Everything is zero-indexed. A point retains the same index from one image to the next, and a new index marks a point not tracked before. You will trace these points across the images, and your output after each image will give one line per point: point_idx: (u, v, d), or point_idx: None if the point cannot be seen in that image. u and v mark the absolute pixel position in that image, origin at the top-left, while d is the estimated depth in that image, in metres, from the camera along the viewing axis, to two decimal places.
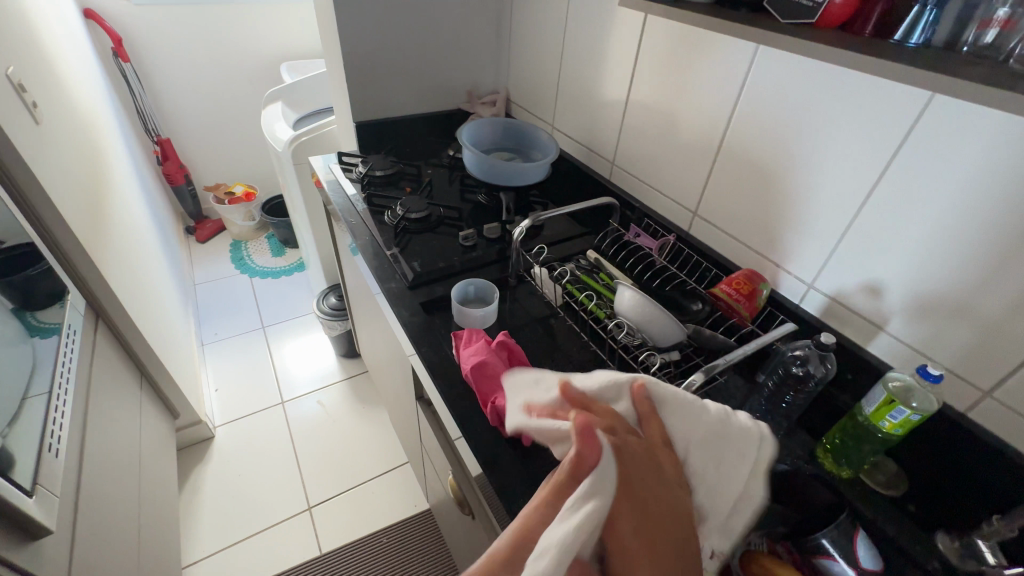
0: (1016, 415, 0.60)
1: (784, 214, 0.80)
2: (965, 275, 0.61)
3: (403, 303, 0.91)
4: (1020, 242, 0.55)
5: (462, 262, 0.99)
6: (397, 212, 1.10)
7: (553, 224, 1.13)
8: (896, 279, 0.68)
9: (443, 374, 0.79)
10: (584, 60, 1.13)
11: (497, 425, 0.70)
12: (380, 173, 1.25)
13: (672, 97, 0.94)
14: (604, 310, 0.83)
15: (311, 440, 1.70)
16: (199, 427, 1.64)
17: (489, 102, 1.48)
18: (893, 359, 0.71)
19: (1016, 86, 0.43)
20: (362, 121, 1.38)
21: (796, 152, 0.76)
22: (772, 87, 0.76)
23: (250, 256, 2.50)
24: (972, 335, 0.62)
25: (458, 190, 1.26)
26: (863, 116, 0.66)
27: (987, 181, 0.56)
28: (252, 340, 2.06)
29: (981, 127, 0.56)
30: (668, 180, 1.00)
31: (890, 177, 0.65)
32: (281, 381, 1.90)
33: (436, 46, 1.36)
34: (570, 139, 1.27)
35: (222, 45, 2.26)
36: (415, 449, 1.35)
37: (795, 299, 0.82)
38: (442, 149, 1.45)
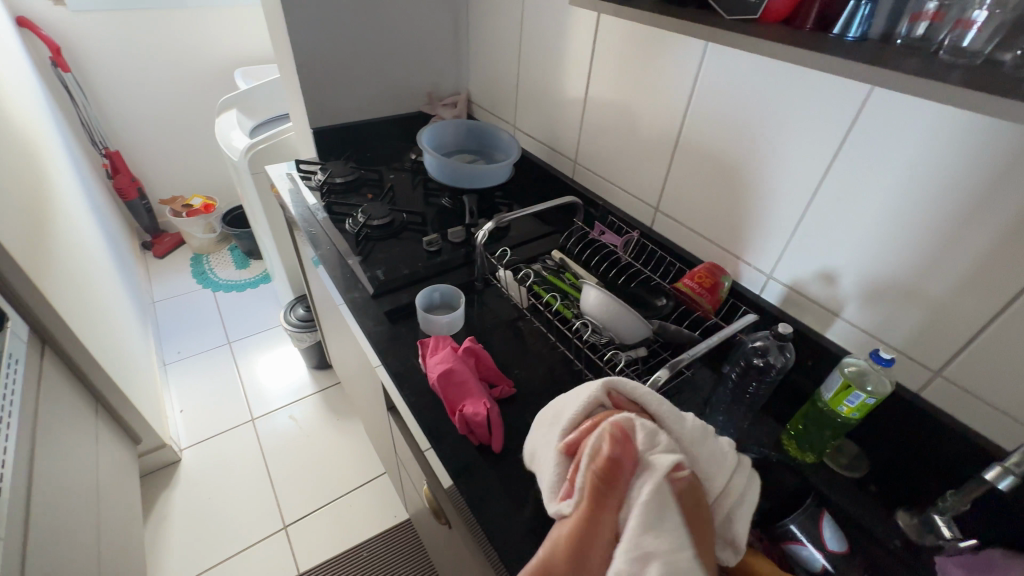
0: (964, 392, 0.62)
1: (741, 207, 0.82)
2: (912, 259, 0.63)
3: (368, 313, 0.89)
4: (961, 226, 0.57)
5: (427, 268, 0.97)
6: (359, 219, 1.08)
7: (519, 225, 1.13)
8: (849, 266, 0.70)
9: (411, 383, 0.77)
10: (542, 59, 1.13)
11: (466, 434, 0.69)
12: (339, 180, 1.23)
13: (629, 94, 0.94)
14: (571, 310, 0.83)
15: (285, 456, 1.66)
16: (164, 451, 1.57)
17: (450, 104, 1.47)
18: (849, 343, 0.73)
19: (946, 78, 0.45)
20: (320, 128, 1.34)
21: (749, 146, 0.77)
22: (723, 83, 0.77)
23: (212, 269, 2.41)
24: (921, 318, 0.64)
25: (422, 195, 1.24)
26: (810, 109, 0.67)
27: (927, 168, 0.58)
28: (218, 356, 1.99)
29: (918, 116, 0.57)
30: (629, 177, 1.01)
31: (838, 167, 0.67)
32: (251, 397, 1.84)
33: (392, 48, 1.34)
34: (532, 139, 1.27)
35: (170, 51, 2.17)
36: (391, 459, 1.32)
37: (756, 290, 0.84)
38: (405, 153, 1.43)
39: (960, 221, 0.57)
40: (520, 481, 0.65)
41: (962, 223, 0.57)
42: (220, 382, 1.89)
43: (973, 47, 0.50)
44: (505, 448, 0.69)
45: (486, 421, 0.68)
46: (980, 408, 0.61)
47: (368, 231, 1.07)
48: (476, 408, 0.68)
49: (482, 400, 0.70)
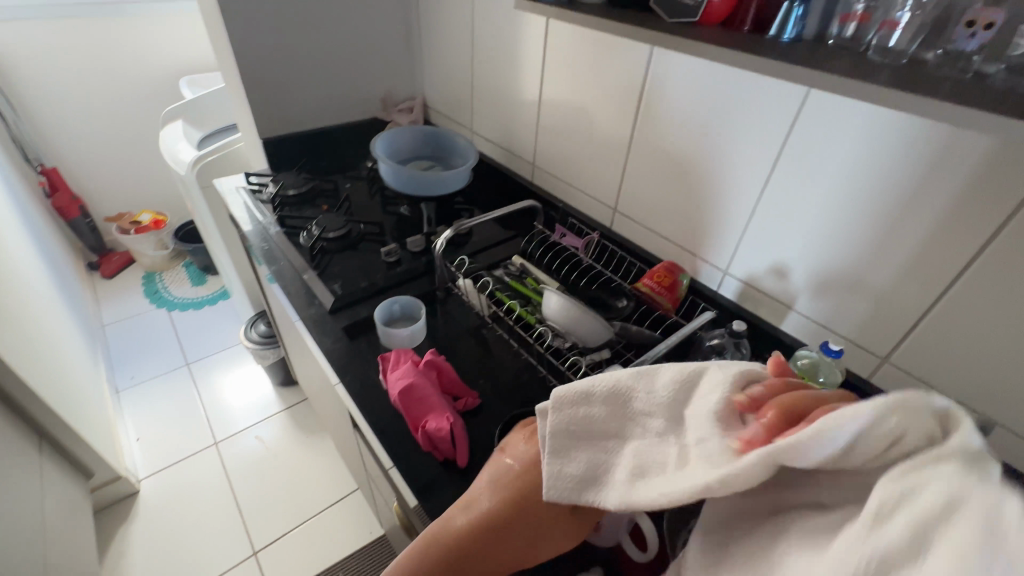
0: (911, 376, 0.65)
1: (695, 205, 0.82)
2: (857, 252, 0.65)
3: (325, 330, 0.86)
4: (898, 219, 0.59)
5: (386, 280, 0.95)
6: (314, 232, 1.05)
7: (480, 231, 1.12)
8: (799, 261, 0.71)
9: (373, 401, 0.75)
10: (495, 62, 1.12)
11: (430, 450, 0.68)
12: (292, 192, 1.19)
13: (581, 96, 0.95)
14: (534, 315, 0.82)
15: (252, 479, 1.59)
16: (120, 483, 1.49)
17: (406, 109, 1.44)
18: (804, 335, 0.75)
19: (875, 78, 0.46)
20: (270, 138, 1.29)
21: (699, 145, 0.78)
22: (670, 86, 0.78)
23: (165, 288, 2.31)
24: (868, 308, 0.66)
25: (380, 204, 1.21)
26: (753, 110, 0.69)
27: (864, 164, 0.60)
28: (175, 379, 1.90)
29: (854, 114, 0.59)
30: (587, 179, 1.01)
31: (783, 166, 0.68)
32: (212, 420, 1.76)
33: (342, 54, 1.30)
34: (490, 143, 1.26)
35: (108, 61, 2.06)
36: (362, 476, 1.29)
37: (714, 286, 0.85)
38: (361, 161, 1.39)
39: (897, 214, 0.59)
40: None
41: (900, 215, 0.59)
42: (179, 406, 1.80)
43: (898, 48, 0.53)
44: (470, 462, 0.68)
45: (449, 435, 0.67)
46: (927, 392, 0.64)
47: (323, 244, 1.04)
48: (439, 423, 0.68)
49: (445, 413, 0.69)
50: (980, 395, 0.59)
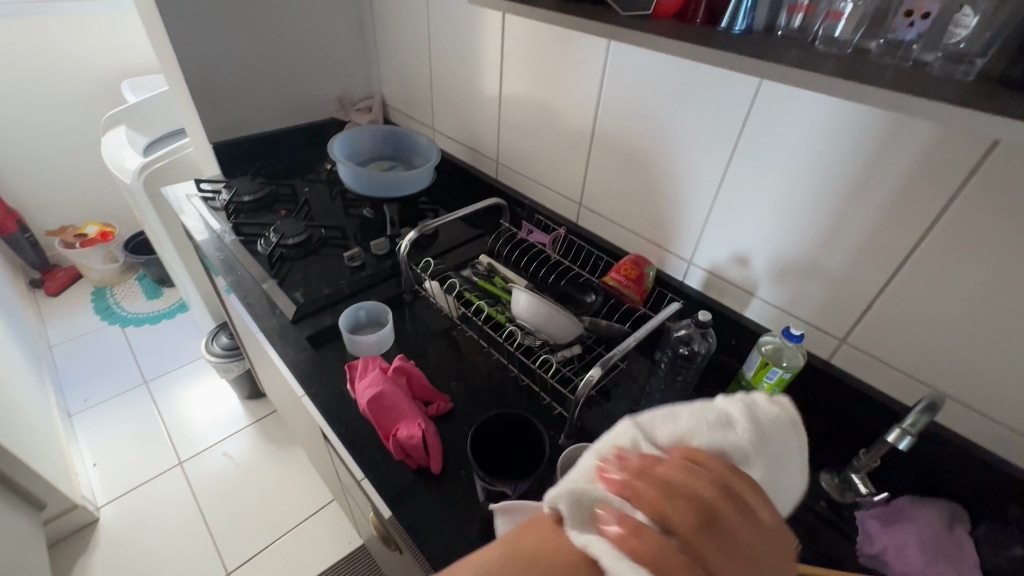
0: (867, 355, 0.67)
1: (658, 198, 0.83)
2: (812, 238, 0.66)
3: (288, 340, 0.83)
4: (849, 205, 0.61)
5: (350, 285, 0.93)
6: (272, 239, 1.01)
7: (446, 231, 1.10)
8: (759, 249, 0.73)
9: (341, 412, 0.73)
10: (452, 59, 1.11)
11: (403, 458, 0.66)
12: (247, 198, 1.14)
13: (541, 91, 0.94)
14: (504, 314, 0.81)
15: (222, 497, 1.53)
16: (77, 512, 1.40)
17: (364, 109, 1.40)
18: (767, 321, 0.77)
19: (822, 67, 0.47)
20: (221, 142, 1.24)
21: (658, 138, 0.79)
22: (627, 80, 0.79)
23: (118, 303, 2.19)
24: (824, 292, 0.68)
25: (341, 207, 1.18)
26: (709, 103, 0.70)
27: (815, 154, 0.62)
28: (133, 398, 1.81)
29: (803, 106, 0.61)
30: (551, 175, 1.01)
31: (739, 157, 0.70)
32: (176, 438, 1.68)
33: (293, 53, 1.26)
34: (452, 141, 1.24)
35: (40, 64, 1.93)
36: (337, 487, 1.26)
37: (680, 277, 0.86)
38: (320, 164, 1.35)
39: (848, 200, 0.61)
40: (463, 501, 0.64)
41: (851, 202, 0.61)
42: (139, 426, 1.72)
43: (842, 37, 0.54)
44: (445, 468, 0.67)
45: (421, 443, 0.65)
46: (882, 370, 0.67)
47: (283, 251, 1.00)
48: (410, 430, 0.66)
49: (416, 420, 0.68)
50: (932, 371, 0.62)
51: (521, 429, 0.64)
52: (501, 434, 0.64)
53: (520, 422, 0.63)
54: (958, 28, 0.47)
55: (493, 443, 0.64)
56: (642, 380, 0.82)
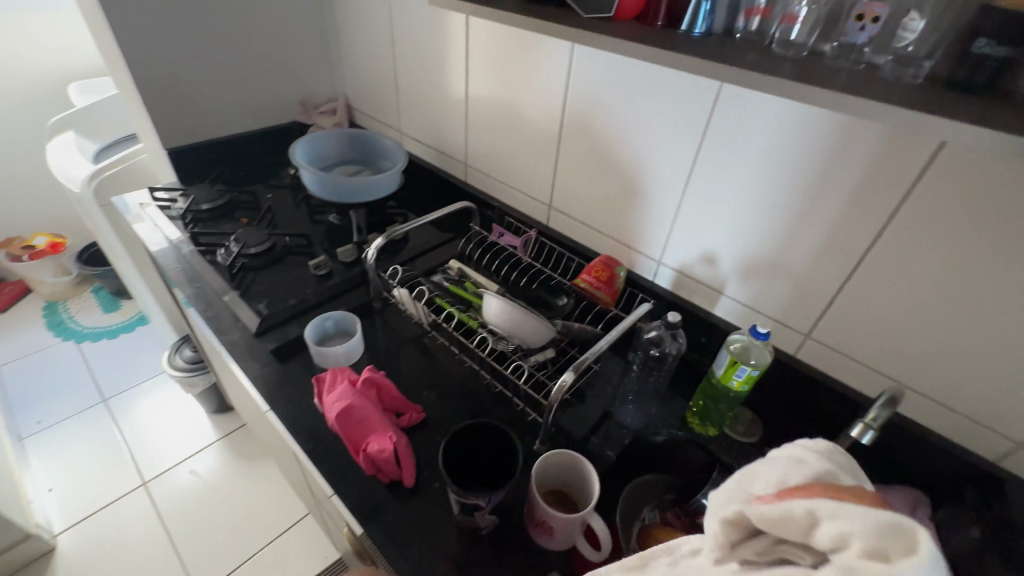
0: (829, 349, 0.69)
1: (626, 199, 0.83)
2: (774, 237, 0.68)
3: (252, 354, 0.80)
4: (809, 205, 0.63)
5: (316, 295, 0.90)
6: (233, 249, 0.97)
7: (415, 235, 1.08)
8: (725, 248, 0.74)
9: (309, 427, 0.71)
10: (417, 60, 1.08)
11: (374, 472, 0.65)
12: (206, 206, 1.10)
13: (507, 93, 0.93)
14: (475, 319, 0.80)
15: (190, 517, 1.47)
16: (32, 541, 1.33)
17: (328, 111, 1.37)
18: (735, 318, 0.78)
19: (779, 71, 0.48)
20: (177, 148, 1.19)
21: (624, 139, 0.79)
22: (592, 82, 0.79)
23: (72, 317, 2.08)
24: (788, 289, 0.69)
25: (306, 213, 1.15)
26: (673, 106, 0.70)
27: (775, 155, 0.63)
28: (91, 417, 1.72)
29: (762, 108, 0.62)
30: (520, 177, 1.00)
31: (703, 159, 0.70)
32: (139, 457, 1.61)
33: (250, 54, 1.21)
34: (419, 143, 1.22)
35: None
36: (311, 501, 1.22)
37: (650, 277, 0.87)
38: (283, 169, 1.31)
39: (808, 199, 0.62)
40: (437, 512, 0.63)
41: (811, 200, 0.62)
42: (98, 446, 1.64)
43: (798, 40, 0.55)
44: (417, 480, 0.66)
45: (393, 456, 0.64)
46: (845, 363, 0.68)
47: (244, 261, 0.96)
48: (381, 444, 0.64)
49: (387, 433, 0.66)
50: (891, 363, 0.64)
51: (494, 438, 0.63)
52: (475, 444, 0.63)
53: (493, 431, 0.62)
54: (906, 31, 0.48)
55: (466, 453, 0.63)
56: (615, 380, 0.82)
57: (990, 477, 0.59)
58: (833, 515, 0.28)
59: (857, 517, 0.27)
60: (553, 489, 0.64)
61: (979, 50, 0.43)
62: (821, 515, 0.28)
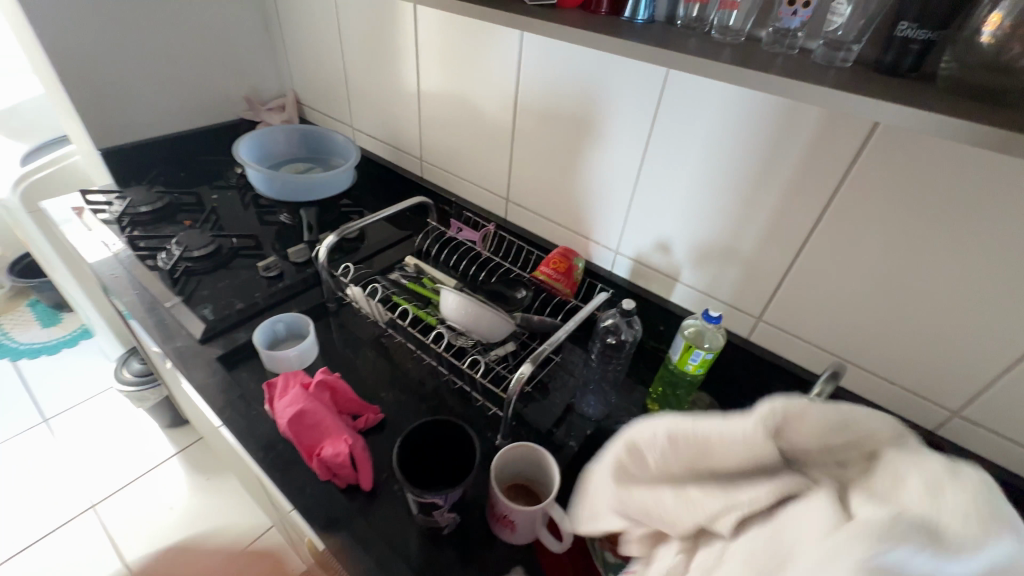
0: (781, 331, 0.71)
1: (581, 189, 0.83)
2: (725, 221, 0.69)
3: (196, 363, 0.76)
4: (756, 188, 0.64)
5: (266, 297, 0.87)
6: (175, 252, 0.92)
7: (371, 233, 1.05)
8: (679, 235, 0.75)
9: (260, 436, 0.67)
10: (365, 53, 1.06)
11: (330, 478, 0.63)
12: (144, 209, 1.04)
13: (459, 84, 0.92)
14: (434, 315, 0.79)
15: (146, 539, 1.40)
16: None
17: (276, 108, 1.32)
18: (690, 304, 0.79)
19: (719, 56, 0.49)
20: (111, 149, 1.12)
21: (577, 130, 0.79)
22: (544, 71, 0.78)
23: (6, 335, 1.89)
24: (739, 274, 0.71)
25: (256, 213, 1.11)
26: (624, 93, 0.70)
27: (722, 138, 0.64)
28: (30, 441, 1.59)
29: (709, 92, 0.62)
30: (475, 171, 0.99)
31: (655, 145, 0.71)
32: (86, 480, 1.51)
33: (188, 47, 1.16)
34: (373, 138, 1.19)
35: None
36: (274, 512, 1.17)
37: (608, 267, 0.87)
38: (230, 168, 1.26)
39: (754, 182, 0.64)
40: (396, 517, 0.62)
41: (757, 184, 0.63)
42: (39, 472, 1.52)
43: (736, 26, 0.56)
44: (374, 483, 0.64)
45: (349, 459, 0.62)
46: (796, 344, 0.70)
47: (187, 265, 0.92)
48: (336, 447, 0.62)
49: (342, 436, 0.64)
50: (835, 341, 0.66)
51: (450, 434, 0.62)
52: (432, 441, 0.62)
53: (448, 426, 0.61)
54: (835, 16, 0.50)
55: (423, 452, 0.62)
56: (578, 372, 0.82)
57: (931, 445, 0.62)
58: (803, 412, 0.33)
59: (824, 409, 0.33)
60: (515, 483, 0.64)
61: (902, 32, 0.45)
62: (792, 414, 0.33)
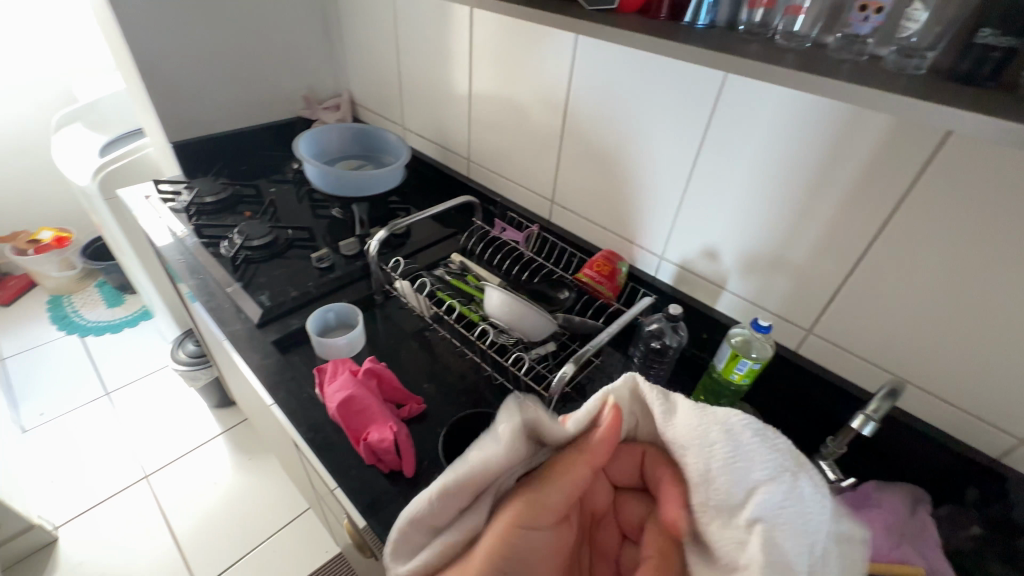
0: (833, 345, 0.69)
1: (628, 193, 0.83)
2: (777, 230, 0.68)
3: (252, 345, 0.80)
4: (812, 196, 0.62)
5: (318, 287, 0.91)
6: (236, 241, 0.98)
7: (417, 229, 1.08)
8: (727, 242, 0.74)
9: (308, 418, 0.70)
10: (419, 56, 1.09)
11: (374, 462, 0.65)
12: (209, 199, 1.10)
13: (510, 87, 0.93)
14: (477, 312, 0.80)
15: (191, 513, 1.47)
16: (34, 532, 1.33)
17: (332, 107, 1.38)
18: (736, 313, 0.78)
19: (782, 61, 0.48)
20: (181, 142, 1.19)
21: (626, 135, 0.79)
22: (596, 75, 0.79)
23: (77, 312, 2.04)
24: (790, 284, 0.69)
25: (309, 207, 1.16)
26: (677, 97, 0.70)
27: (777, 145, 0.63)
28: (93, 412, 1.71)
29: (767, 98, 0.62)
30: (521, 172, 1.01)
31: (706, 150, 0.70)
32: (141, 451, 1.61)
33: (255, 48, 1.22)
34: (422, 138, 1.22)
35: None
36: (312, 495, 1.22)
37: (651, 272, 0.87)
38: (286, 163, 1.32)
39: (811, 190, 0.62)
40: None
41: (813, 193, 0.62)
42: (100, 441, 1.63)
43: (802, 32, 0.56)
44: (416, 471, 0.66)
45: (393, 445, 0.65)
46: (848, 359, 0.68)
47: (247, 253, 0.97)
48: (382, 433, 0.65)
49: (387, 423, 0.67)
50: (891, 357, 0.64)
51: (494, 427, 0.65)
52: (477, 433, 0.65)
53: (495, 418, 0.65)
54: (909, 22, 0.48)
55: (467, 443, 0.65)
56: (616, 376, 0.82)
57: (993, 473, 0.59)
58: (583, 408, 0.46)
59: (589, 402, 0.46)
60: None
61: (982, 40, 0.44)
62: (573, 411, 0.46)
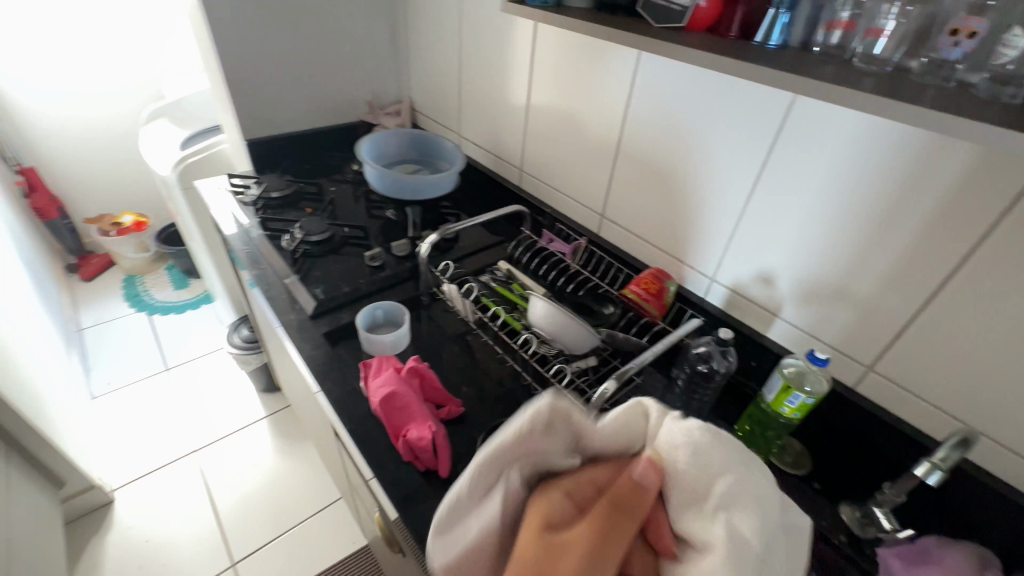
0: (896, 385, 0.65)
1: (682, 211, 0.82)
2: (842, 258, 0.64)
3: (304, 335, 0.84)
4: (883, 226, 0.59)
5: (369, 284, 0.94)
6: (297, 235, 1.03)
7: (466, 235, 1.10)
8: (786, 267, 0.71)
9: (351, 410, 0.73)
10: (481, 67, 1.12)
11: (411, 460, 0.66)
12: (275, 194, 1.17)
13: (569, 100, 0.94)
14: (520, 320, 0.83)
15: (232, 490, 1.55)
16: (94, 491, 1.44)
17: (393, 112, 1.43)
18: (790, 343, 0.74)
19: (860, 85, 0.46)
20: (254, 140, 1.27)
21: (684, 153, 0.78)
22: (656, 91, 0.78)
23: (147, 292, 2.20)
24: (852, 317, 0.66)
25: (365, 207, 1.21)
26: (742, 116, 0.69)
27: (847, 169, 0.60)
28: (154, 385, 1.84)
29: (839, 122, 0.59)
30: (573, 185, 1.01)
31: (769, 172, 0.68)
32: (192, 426, 1.71)
33: (328, 54, 1.29)
34: (477, 146, 1.25)
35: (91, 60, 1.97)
36: (345, 486, 1.25)
37: (701, 293, 0.84)
38: (347, 164, 1.38)
39: (883, 219, 0.59)
40: None
41: (885, 222, 0.59)
42: (157, 412, 1.74)
43: (882, 55, 0.54)
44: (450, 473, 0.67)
45: (431, 445, 0.66)
46: (912, 401, 0.64)
47: (306, 248, 1.02)
48: (420, 432, 0.67)
49: (427, 423, 0.69)
50: (962, 404, 0.59)
51: None
52: None
53: None
54: (1008, 47, 0.46)
55: None
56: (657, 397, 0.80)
57: None
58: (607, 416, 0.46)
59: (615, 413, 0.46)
60: None
61: None
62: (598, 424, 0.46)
